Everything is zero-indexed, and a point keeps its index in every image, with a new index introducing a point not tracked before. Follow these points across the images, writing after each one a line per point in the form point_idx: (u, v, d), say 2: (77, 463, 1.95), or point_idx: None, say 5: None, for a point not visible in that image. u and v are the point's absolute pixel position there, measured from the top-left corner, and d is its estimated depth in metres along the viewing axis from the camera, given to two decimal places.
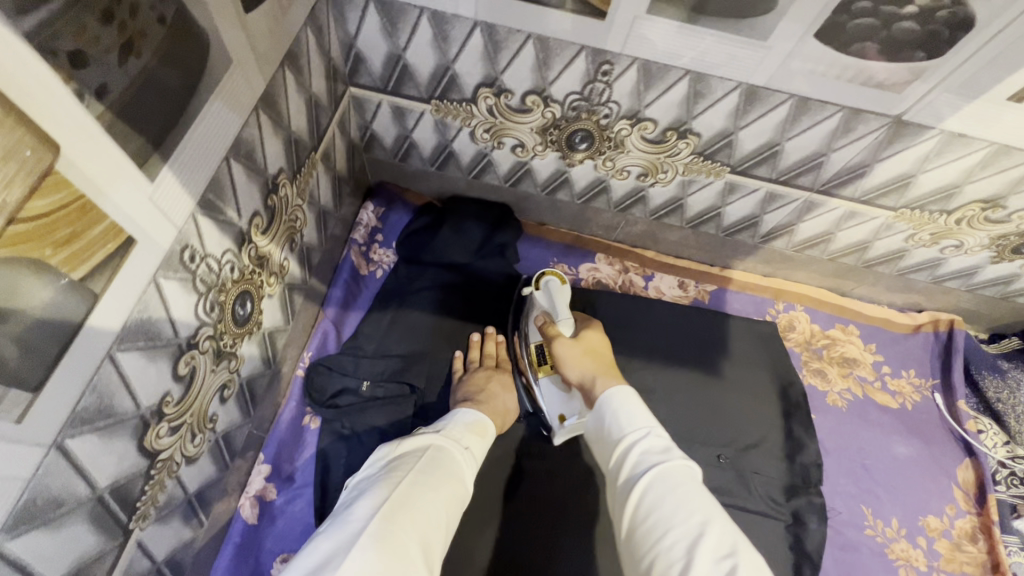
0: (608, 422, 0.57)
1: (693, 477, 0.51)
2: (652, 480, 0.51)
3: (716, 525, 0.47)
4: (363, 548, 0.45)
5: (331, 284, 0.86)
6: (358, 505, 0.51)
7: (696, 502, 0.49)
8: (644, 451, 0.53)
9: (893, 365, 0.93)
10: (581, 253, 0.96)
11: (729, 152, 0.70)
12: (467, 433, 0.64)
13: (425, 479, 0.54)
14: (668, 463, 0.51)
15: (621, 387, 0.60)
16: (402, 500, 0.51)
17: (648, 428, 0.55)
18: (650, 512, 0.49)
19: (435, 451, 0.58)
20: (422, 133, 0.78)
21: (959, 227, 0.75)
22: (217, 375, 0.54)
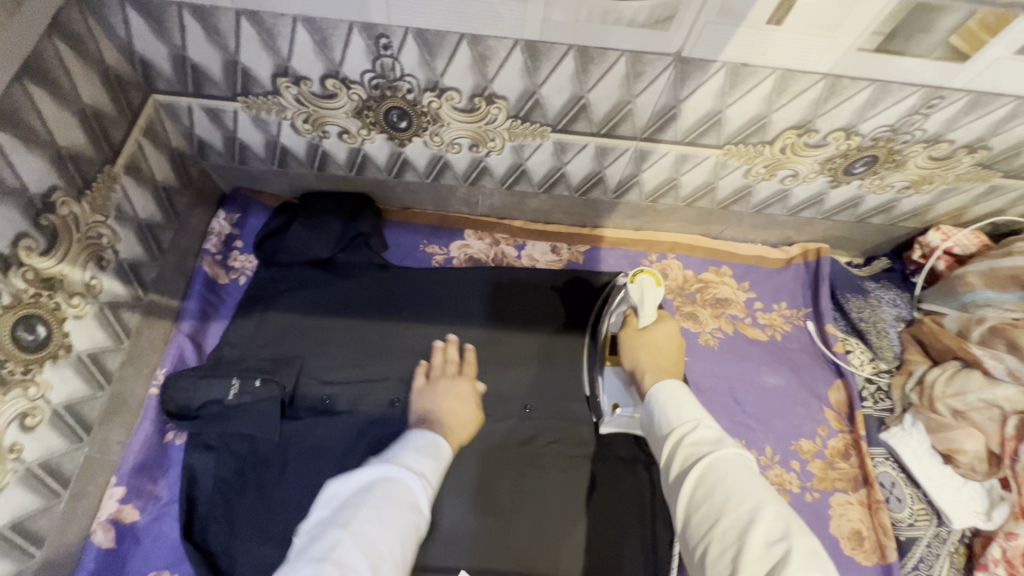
0: (657, 414, 0.56)
1: (752, 467, 0.48)
2: (707, 468, 0.48)
3: (769, 509, 0.44)
4: None
5: (186, 297, 0.84)
6: (312, 549, 0.49)
7: (756, 491, 0.45)
8: (695, 438, 0.51)
9: (765, 300, 0.94)
10: (450, 232, 0.96)
11: (541, 111, 0.70)
12: (418, 458, 0.63)
13: (375, 514, 0.53)
14: (721, 450, 0.48)
15: (671, 381, 0.58)
16: (354, 543, 0.49)
17: (698, 418, 0.53)
18: (705, 502, 0.46)
19: (388, 482, 0.57)
20: (246, 132, 0.77)
21: (786, 155, 0.76)
22: (8, 404, 0.53)
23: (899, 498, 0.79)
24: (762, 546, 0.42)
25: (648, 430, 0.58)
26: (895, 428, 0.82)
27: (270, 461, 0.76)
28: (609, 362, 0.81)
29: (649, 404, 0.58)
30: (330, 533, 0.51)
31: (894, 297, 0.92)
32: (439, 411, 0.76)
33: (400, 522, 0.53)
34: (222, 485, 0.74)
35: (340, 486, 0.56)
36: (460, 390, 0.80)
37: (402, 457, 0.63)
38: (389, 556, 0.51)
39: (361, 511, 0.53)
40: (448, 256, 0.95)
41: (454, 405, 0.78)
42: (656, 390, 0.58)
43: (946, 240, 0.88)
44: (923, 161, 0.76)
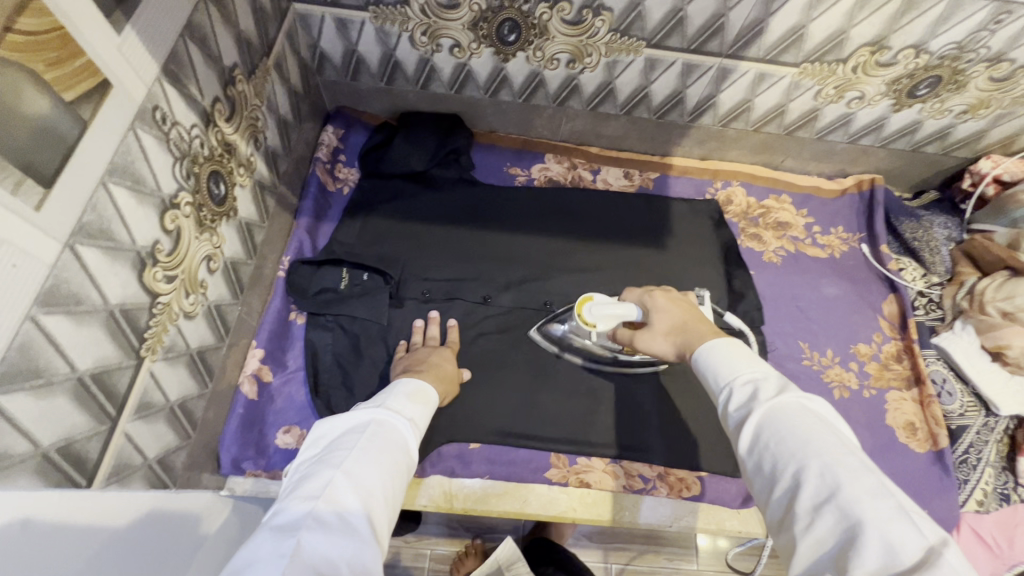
0: (701, 380, 0.53)
1: (800, 420, 0.43)
2: (753, 432, 0.44)
3: (813, 467, 0.40)
4: (312, 533, 0.42)
5: (301, 198, 0.92)
6: (303, 489, 0.47)
7: (802, 447, 0.41)
8: (736, 400, 0.47)
9: (823, 225, 1.02)
10: (531, 155, 1.04)
11: (641, 24, 0.78)
12: (407, 405, 0.61)
13: (366, 456, 0.51)
14: (755, 409, 0.45)
15: (718, 342, 0.54)
16: (348, 481, 0.48)
17: (732, 382, 0.49)
18: (757, 469, 0.44)
19: (375, 427, 0.55)
20: (366, 44, 0.85)
21: (857, 75, 0.84)
22: (202, 243, 0.62)
23: (950, 392, 0.86)
24: (809, 507, 0.39)
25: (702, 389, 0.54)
26: (947, 333, 0.90)
27: (382, 341, 0.85)
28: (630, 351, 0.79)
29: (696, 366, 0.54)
30: (320, 474, 0.48)
31: (944, 220, 1.00)
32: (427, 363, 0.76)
33: (392, 467, 0.52)
34: (342, 359, 0.83)
35: (328, 428, 0.55)
36: (444, 351, 0.80)
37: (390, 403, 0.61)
38: (381, 496, 0.49)
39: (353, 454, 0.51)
40: (529, 177, 1.03)
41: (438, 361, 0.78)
42: (697, 355, 0.55)
43: (996, 167, 0.95)
44: (983, 83, 0.83)
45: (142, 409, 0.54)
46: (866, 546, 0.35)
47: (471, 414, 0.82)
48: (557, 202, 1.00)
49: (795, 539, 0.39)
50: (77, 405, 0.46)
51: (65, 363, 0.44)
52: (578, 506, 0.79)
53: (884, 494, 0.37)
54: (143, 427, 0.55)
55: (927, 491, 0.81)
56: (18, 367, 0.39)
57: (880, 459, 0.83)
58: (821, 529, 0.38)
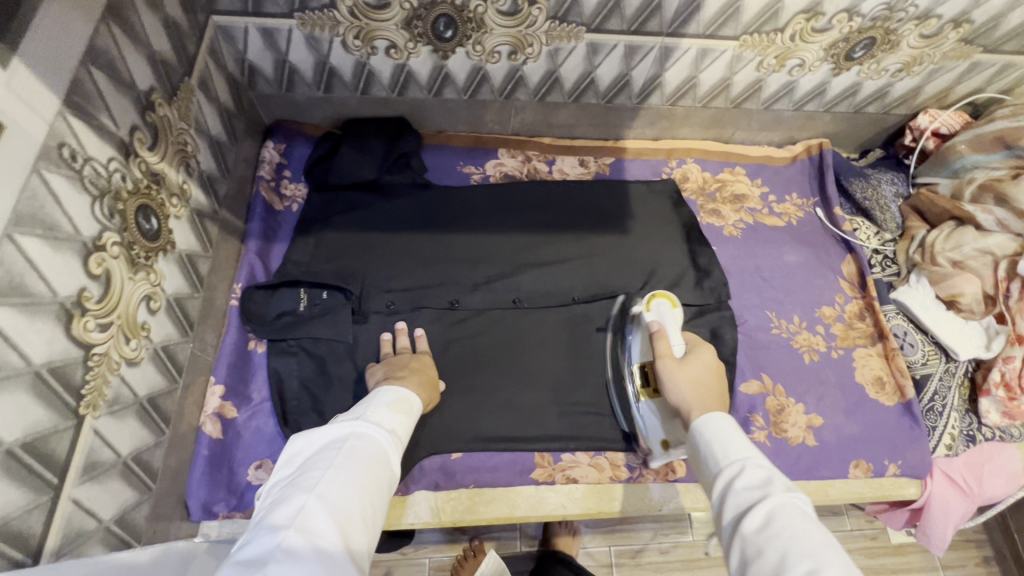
0: (705, 454, 0.58)
1: (811, 520, 0.47)
2: (755, 519, 0.48)
3: (824, 563, 0.43)
4: (282, 565, 0.41)
5: (247, 220, 0.87)
6: (276, 514, 0.46)
7: (800, 545, 0.44)
8: (743, 480, 0.52)
9: (777, 193, 1.03)
10: (484, 152, 1.02)
11: (578, 10, 0.76)
12: (389, 415, 0.60)
13: (343, 475, 0.50)
14: (770, 495, 0.49)
15: (726, 419, 0.60)
16: (320, 505, 0.46)
17: (745, 461, 0.54)
18: (756, 555, 0.46)
19: (356, 442, 0.54)
20: (297, 53, 0.81)
21: (796, 43, 0.84)
22: (138, 284, 0.57)
23: (912, 343, 0.89)
24: None
25: (698, 464, 0.60)
26: (903, 287, 0.92)
27: (350, 360, 0.82)
28: (643, 395, 0.77)
29: (698, 445, 0.60)
30: (296, 496, 0.47)
31: (890, 178, 1.02)
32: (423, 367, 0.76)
33: (371, 484, 0.51)
34: (309, 384, 0.79)
35: (302, 444, 0.53)
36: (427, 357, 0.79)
37: (370, 413, 0.59)
38: (359, 517, 0.48)
39: (329, 474, 0.49)
40: (484, 174, 1.01)
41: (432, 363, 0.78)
42: (699, 426, 0.61)
43: (933, 122, 0.98)
44: (915, 40, 0.85)
45: (88, 471, 0.50)
46: None
47: (450, 424, 0.80)
48: (514, 197, 0.99)
49: None
50: (9, 477, 0.42)
51: None
52: (567, 502, 0.79)
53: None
54: (93, 489, 0.51)
55: (899, 442, 0.84)
56: None
57: (852, 416, 0.85)
58: None
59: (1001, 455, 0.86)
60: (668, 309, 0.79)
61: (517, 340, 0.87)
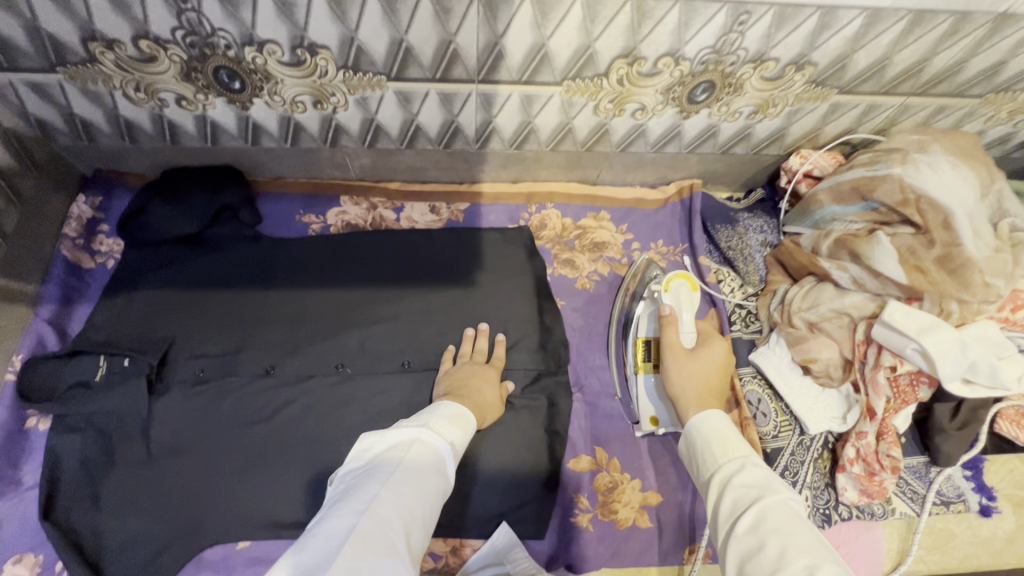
0: (700, 449, 0.57)
1: (809, 526, 0.46)
2: (751, 519, 0.47)
3: (830, 566, 0.42)
4: (356, 548, 0.45)
5: (47, 282, 0.83)
6: (350, 497, 0.50)
7: (800, 545, 0.44)
8: (742, 477, 0.51)
9: (642, 240, 0.96)
10: (327, 199, 0.96)
11: (369, 59, 0.70)
12: (449, 428, 0.62)
13: (412, 474, 0.53)
14: (770, 495, 0.48)
15: (718, 413, 0.60)
16: (393, 498, 0.50)
17: (745, 458, 0.53)
18: (757, 554, 0.45)
19: (420, 446, 0.57)
20: (81, 106, 0.76)
21: (626, 87, 0.77)
22: None
23: (764, 413, 0.82)
24: None
25: (691, 458, 0.58)
26: (762, 347, 0.85)
27: (139, 437, 0.76)
28: (642, 369, 0.79)
29: (690, 433, 0.59)
30: (370, 485, 0.51)
31: (761, 224, 0.96)
32: (465, 387, 0.74)
33: (432, 488, 0.54)
34: (90, 465, 0.74)
35: (374, 442, 0.56)
36: (485, 372, 0.77)
37: (433, 422, 0.62)
38: (420, 518, 0.52)
39: (401, 471, 0.53)
40: (325, 224, 0.95)
41: (478, 385, 0.75)
42: (698, 419, 0.60)
43: (804, 163, 0.90)
44: (758, 83, 0.77)
45: None
46: None
47: (243, 506, 0.74)
48: (353, 249, 0.92)
49: None
50: None
51: None
52: None
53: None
54: None
55: None
56: None
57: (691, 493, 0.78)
58: None
59: (860, 536, 0.79)
60: (687, 291, 0.75)
61: (333, 410, 0.81)
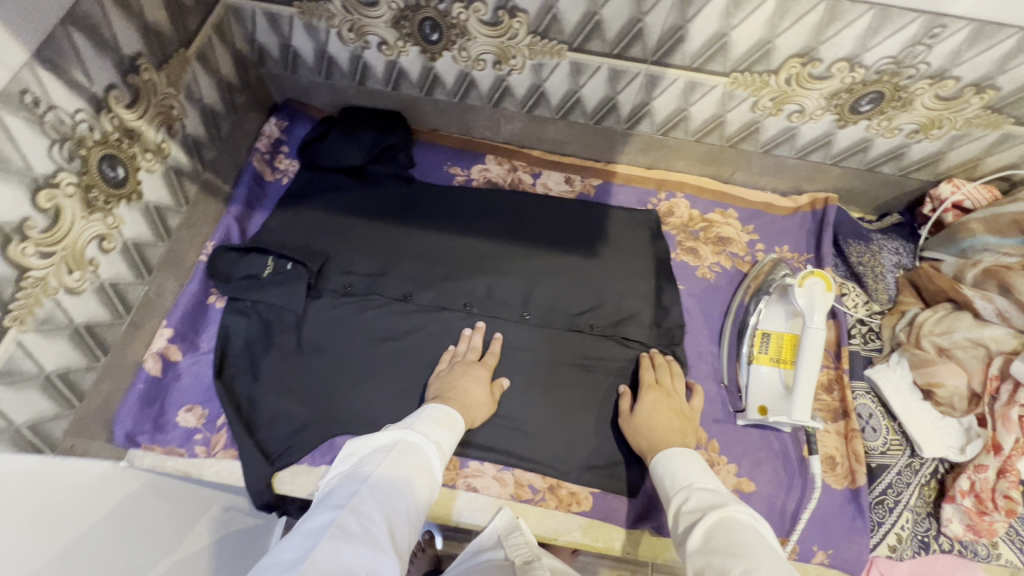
0: (664, 485, 0.64)
1: (743, 528, 0.51)
2: (699, 533, 0.53)
3: (762, 567, 0.46)
4: (337, 537, 0.49)
5: (236, 185, 0.95)
6: (334, 497, 0.54)
7: (738, 549, 0.49)
8: (690, 504, 0.57)
9: (767, 243, 0.97)
10: (473, 156, 1.04)
11: (559, 27, 0.77)
12: (434, 429, 0.67)
13: (394, 474, 0.58)
14: (709, 511, 0.54)
15: (676, 451, 0.67)
16: (372, 495, 0.55)
17: (691, 486, 0.60)
18: (705, 566, 0.50)
19: (403, 446, 0.62)
20: (299, 39, 0.87)
21: (792, 87, 0.79)
22: (91, 223, 0.65)
23: (874, 428, 0.81)
24: None
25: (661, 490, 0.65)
26: (880, 365, 0.84)
27: (294, 331, 0.86)
28: (757, 360, 0.81)
29: (657, 475, 0.66)
30: (352, 484, 0.56)
31: (895, 246, 0.95)
32: (456, 388, 0.78)
33: (416, 486, 0.59)
34: (252, 345, 0.85)
35: (360, 446, 0.61)
36: (476, 372, 0.80)
37: (419, 425, 0.67)
38: (403, 513, 0.56)
39: (382, 471, 0.58)
40: (468, 177, 1.02)
41: (467, 385, 0.78)
42: (658, 463, 0.67)
43: (956, 193, 0.88)
44: (930, 101, 0.77)
45: (4, 375, 0.57)
46: None
47: (370, 409, 0.82)
48: (491, 203, 0.99)
49: None
50: None
51: None
52: (464, 509, 0.79)
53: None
54: (7, 392, 0.58)
55: (834, 530, 0.76)
56: None
57: (787, 491, 0.79)
58: None
59: (956, 572, 0.78)
60: (822, 292, 0.74)
61: (456, 343, 0.88)
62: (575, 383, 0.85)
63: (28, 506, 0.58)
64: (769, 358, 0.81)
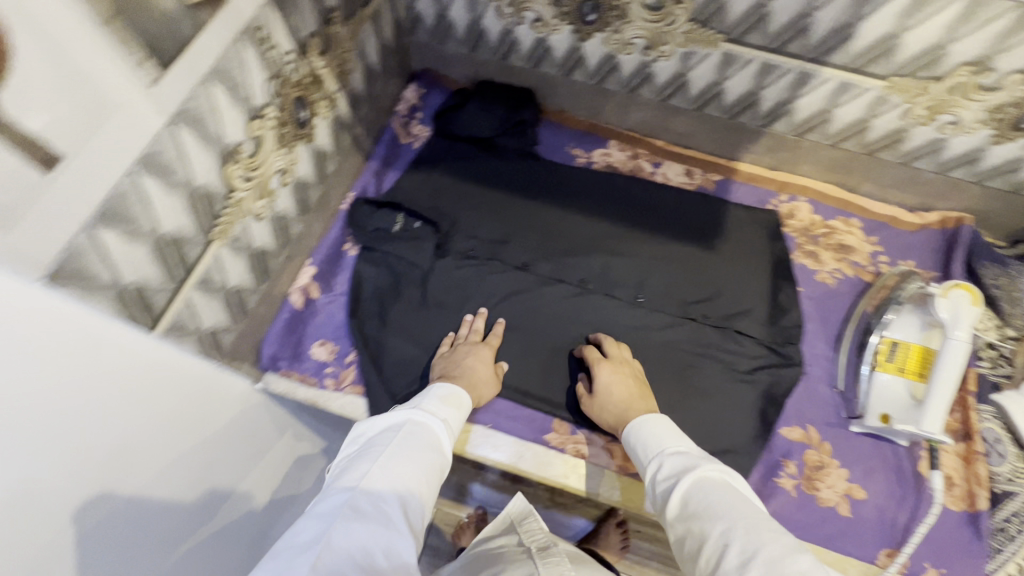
0: (636, 452, 0.65)
1: (717, 491, 0.53)
2: (676, 498, 0.55)
3: (739, 529, 0.49)
4: (351, 517, 0.50)
5: (376, 144, 1.02)
6: (344, 479, 0.55)
7: (717, 512, 0.51)
8: (664, 471, 0.59)
9: (892, 256, 0.96)
10: (596, 139, 1.06)
11: (721, 17, 0.78)
12: (441, 407, 0.68)
13: (403, 452, 0.58)
14: (683, 478, 0.55)
15: (644, 417, 0.67)
16: (381, 474, 0.55)
17: (661, 452, 0.61)
18: (688, 532, 0.52)
19: (410, 426, 0.62)
20: (457, 10, 0.92)
21: (953, 97, 0.78)
22: (278, 157, 0.71)
23: (1001, 453, 0.78)
24: (738, 562, 0.47)
25: (634, 457, 0.66)
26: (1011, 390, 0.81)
27: (420, 285, 0.91)
28: (881, 367, 0.80)
29: (631, 442, 0.66)
30: (362, 464, 0.56)
31: None
32: (461, 367, 0.79)
33: (428, 465, 0.59)
34: (381, 293, 0.90)
35: (367, 429, 0.62)
36: (481, 351, 0.81)
37: (425, 404, 0.67)
38: (417, 492, 0.56)
39: (390, 450, 0.58)
40: (589, 159, 1.05)
41: (472, 363, 0.80)
42: (630, 431, 0.67)
43: None
44: None
45: (203, 282, 0.63)
46: None
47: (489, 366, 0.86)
48: (612, 186, 1.01)
49: None
50: (155, 259, 0.55)
51: (150, 220, 0.52)
52: (569, 474, 0.82)
53: (797, 550, 0.47)
54: (203, 298, 0.64)
55: (948, 549, 0.75)
56: (115, 210, 0.48)
57: (898, 503, 0.78)
58: None
59: None
60: (968, 304, 0.73)
61: (571, 315, 0.90)
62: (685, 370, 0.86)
63: (193, 411, 0.65)
64: (894, 367, 0.79)
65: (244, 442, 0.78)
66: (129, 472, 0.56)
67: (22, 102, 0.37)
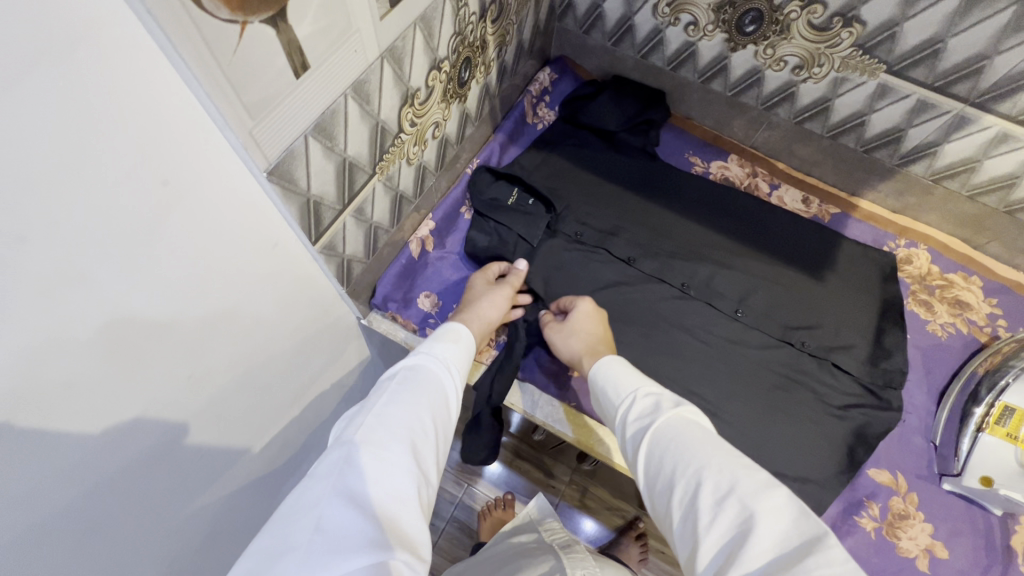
0: (604, 395, 0.62)
1: (687, 428, 0.52)
2: (646, 441, 0.53)
3: (711, 467, 0.47)
4: (351, 472, 0.42)
5: (505, 117, 1.05)
6: (338, 439, 0.46)
7: (688, 450, 0.49)
8: (635, 412, 0.56)
9: (1011, 322, 0.91)
10: (716, 151, 1.07)
11: (890, 46, 0.77)
12: (437, 350, 0.60)
13: (405, 396, 0.51)
14: (657, 416, 0.54)
15: (613, 359, 0.64)
16: (381, 419, 0.47)
17: (635, 393, 0.58)
18: (660, 471, 0.50)
19: (407, 374, 0.54)
20: (612, 3, 0.96)
21: None
22: (438, 109, 0.75)
23: None
24: (711, 501, 0.45)
25: (601, 405, 0.63)
26: None
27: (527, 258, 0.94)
28: (989, 430, 0.80)
29: (595, 384, 0.64)
30: (359, 416, 0.48)
31: None
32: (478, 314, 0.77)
33: (433, 411, 0.51)
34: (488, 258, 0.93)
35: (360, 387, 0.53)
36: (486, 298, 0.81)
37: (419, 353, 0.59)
38: (426, 431, 0.49)
39: (391, 397, 0.50)
40: (707, 169, 1.05)
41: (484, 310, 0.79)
42: (597, 371, 0.64)
43: None
44: None
45: (357, 210, 0.68)
46: (761, 535, 0.42)
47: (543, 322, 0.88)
48: (727, 199, 1.01)
49: (697, 535, 0.44)
50: (336, 177, 0.59)
51: (343, 141, 0.57)
52: None
53: (771, 486, 0.46)
54: (353, 225, 0.69)
55: None
56: (325, 124, 0.53)
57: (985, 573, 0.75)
58: (723, 517, 0.44)
59: None
60: None
61: (667, 315, 0.90)
62: (776, 393, 0.84)
63: (311, 310, 0.68)
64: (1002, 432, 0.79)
65: (338, 378, 0.84)
66: (261, 347, 0.60)
67: (299, 12, 0.42)
